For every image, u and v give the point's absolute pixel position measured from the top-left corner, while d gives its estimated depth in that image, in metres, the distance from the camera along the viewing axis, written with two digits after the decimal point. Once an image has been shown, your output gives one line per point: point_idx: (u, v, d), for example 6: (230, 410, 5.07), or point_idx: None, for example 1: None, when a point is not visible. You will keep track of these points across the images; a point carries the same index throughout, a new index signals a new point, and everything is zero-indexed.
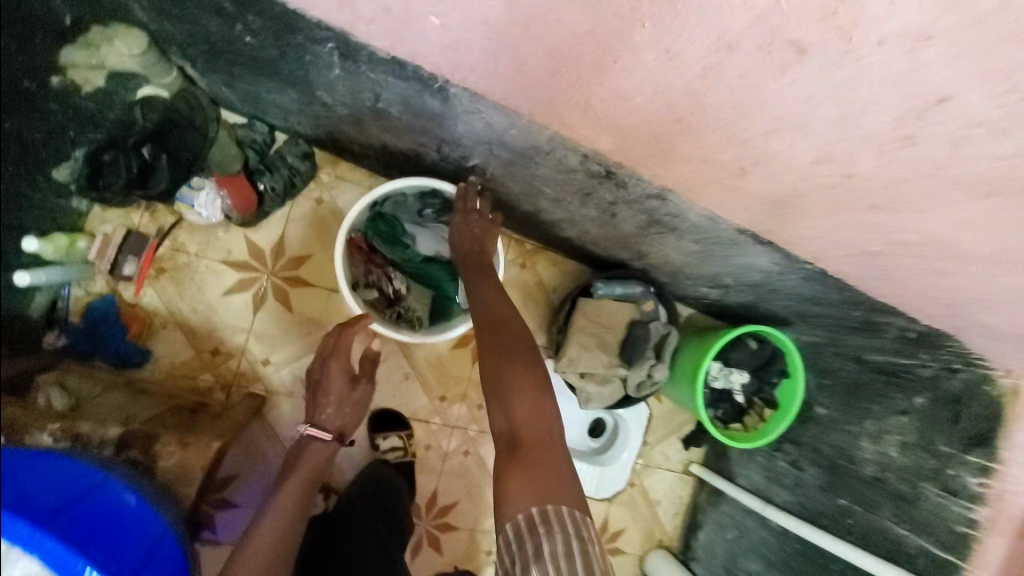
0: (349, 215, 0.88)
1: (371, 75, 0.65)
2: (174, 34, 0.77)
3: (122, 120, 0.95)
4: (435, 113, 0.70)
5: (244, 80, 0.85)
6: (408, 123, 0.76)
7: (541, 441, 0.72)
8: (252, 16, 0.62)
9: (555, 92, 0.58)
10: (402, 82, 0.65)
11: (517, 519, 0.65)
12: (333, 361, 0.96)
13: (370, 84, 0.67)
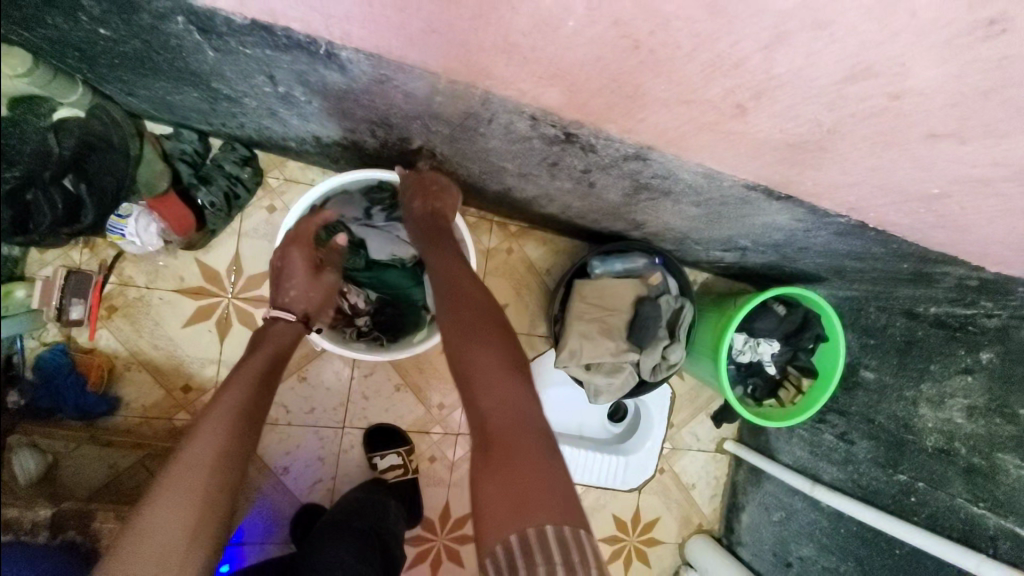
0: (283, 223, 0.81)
1: (250, 51, 0.52)
2: (43, 45, 0.67)
3: (36, 151, 0.71)
4: (343, 89, 0.56)
5: (140, 85, 0.73)
6: (325, 105, 0.62)
7: (517, 441, 0.60)
8: (85, 1, 0.48)
9: (468, 36, 0.43)
10: (286, 55, 0.51)
11: (497, 551, 0.53)
12: (293, 248, 0.80)
13: (256, 63, 0.54)
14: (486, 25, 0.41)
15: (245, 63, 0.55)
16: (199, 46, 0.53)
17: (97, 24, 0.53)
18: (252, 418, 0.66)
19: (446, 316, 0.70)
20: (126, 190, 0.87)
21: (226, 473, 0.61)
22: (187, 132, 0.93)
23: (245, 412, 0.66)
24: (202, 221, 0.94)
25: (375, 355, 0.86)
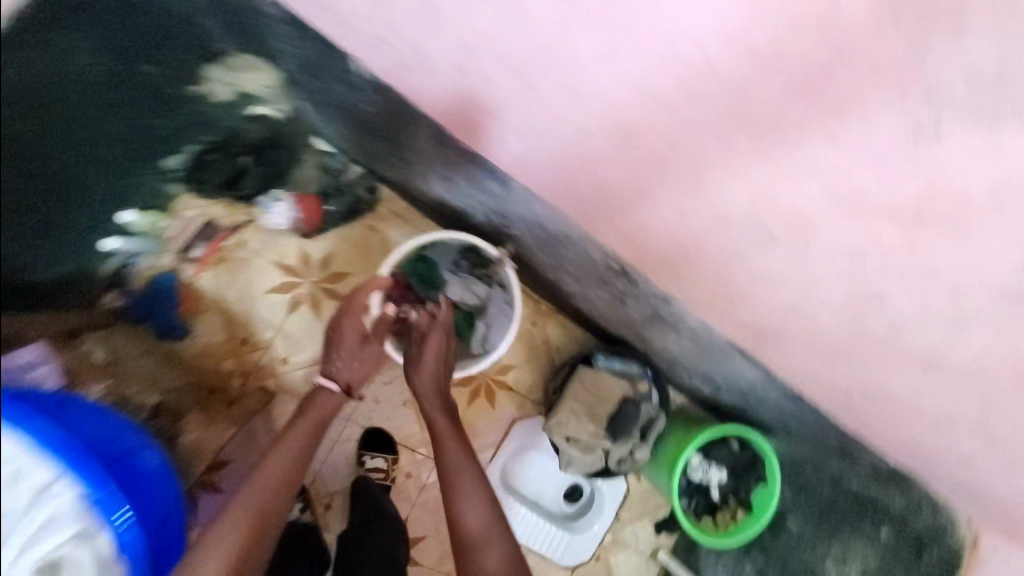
0: (387, 267, 1.04)
1: (453, 157, 0.81)
2: (306, 88, 0.94)
3: (233, 129, 0.98)
4: (494, 194, 0.84)
5: (347, 130, 1.01)
6: (473, 188, 0.86)
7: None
8: (375, 95, 0.78)
9: (591, 206, 0.72)
10: (474, 168, 0.80)
11: None
12: (344, 318, 1.04)
13: (451, 162, 0.83)
14: (606, 206, 0.70)
15: (444, 150, 0.80)
16: (428, 130, 0.77)
17: (372, 91, 0.78)
18: (301, 459, 1.00)
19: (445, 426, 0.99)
20: (281, 180, 1.13)
21: (270, 506, 0.93)
22: (340, 152, 1.15)
23: (290, 466, 0.97)
24: (322, 223, 1.23)
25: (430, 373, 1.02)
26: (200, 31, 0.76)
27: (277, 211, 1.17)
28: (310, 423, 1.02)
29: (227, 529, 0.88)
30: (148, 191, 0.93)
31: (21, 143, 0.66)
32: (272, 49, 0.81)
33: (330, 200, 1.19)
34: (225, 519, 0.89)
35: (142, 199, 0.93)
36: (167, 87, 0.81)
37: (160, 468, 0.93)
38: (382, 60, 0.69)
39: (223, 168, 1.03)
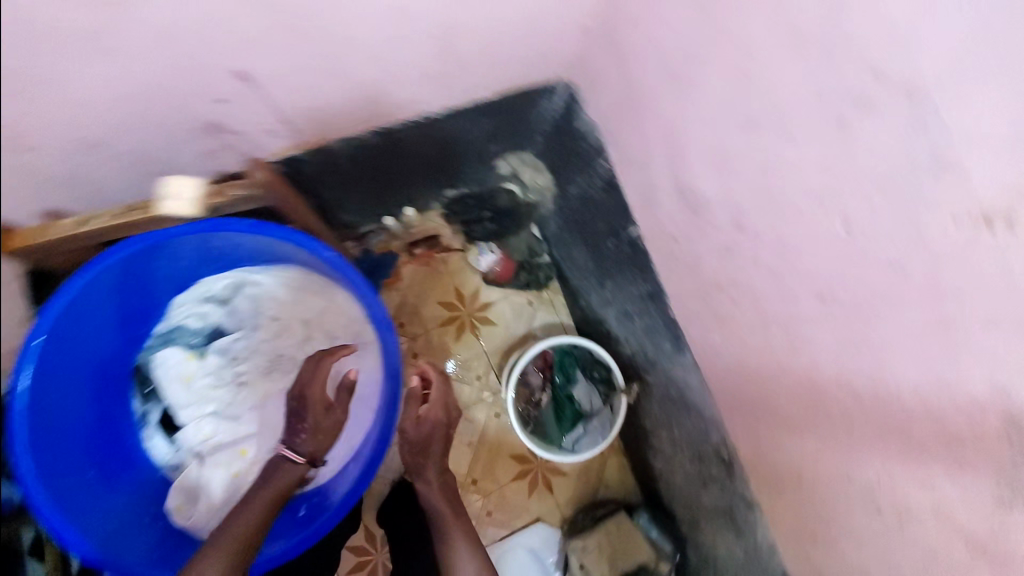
0: (514, 367, 1.16)
1: (650, 310, 0.99)
2: (565, 200, 1.20)
3: (495, 194, 1.33)
4: (660, 348, 1.01)
5: (572, 238, 1.24)
6: (648, 337, 1.05)
7: None
8: (628, 243, 0.99)
9: (737, 398, 0.84)
10: (661, 323, 0.97)
11: None
12: (309, 392, 0.82)
13: (644, 310, 1.02)
14: (752, 410, 0.81)
15: (646, 304, 1.00)
16: (640, 287, 1.01)
17: (626, 242, 1.00)
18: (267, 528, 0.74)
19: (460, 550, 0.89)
20: (496, 240, 1.41)
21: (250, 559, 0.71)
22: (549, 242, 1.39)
23: (265, 518, 0.74)
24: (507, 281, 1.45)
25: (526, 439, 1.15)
26: (531, 137, 1.13)
27: (487, 258, 1.42)
28: (266, 503, 0.76)
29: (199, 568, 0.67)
30: (422, 198, 1.31)
31: (409, 149, 1.01)
32: (560, 160, 1.14)
33: (521, 272, 1.43)
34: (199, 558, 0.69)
35: (417, 202, 1.32)
36: (487, 154, 1.19)
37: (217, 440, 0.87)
38: (644, 220, 0.90)
39: (469, 212, 1.36)
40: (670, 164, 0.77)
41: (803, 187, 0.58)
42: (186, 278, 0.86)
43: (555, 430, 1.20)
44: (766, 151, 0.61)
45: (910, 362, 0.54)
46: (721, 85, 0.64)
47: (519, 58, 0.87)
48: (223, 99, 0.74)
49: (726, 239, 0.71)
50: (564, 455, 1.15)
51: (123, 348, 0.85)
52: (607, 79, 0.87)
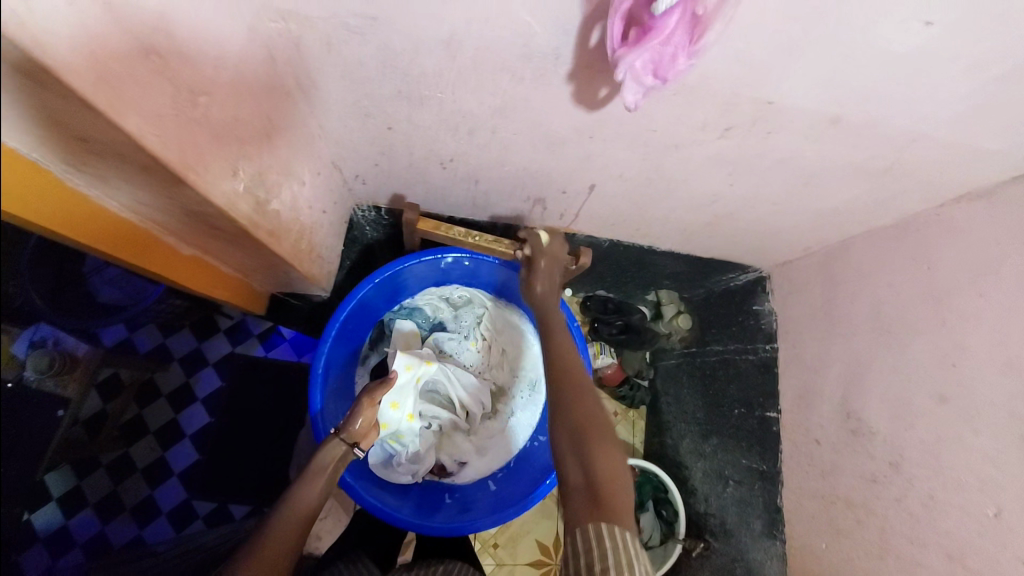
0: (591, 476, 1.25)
1: (755, 490, 1.13)
2: (710, 350, 1.32)
3: (635, 310, 1.43)
4: (745, 528, 1.12)
5: (695, 383, 1.34)
6: (735, 510, 1.16)
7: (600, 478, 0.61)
8: (763, 423, 1.14)
9: None
10: (762, 505, 1.11)
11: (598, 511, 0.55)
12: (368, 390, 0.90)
13: (750, 485, 1.14)
14: None
15: (752, 479, 1.14)
16: (755, 463, 1.14)
17: (757, 418, 1.16)
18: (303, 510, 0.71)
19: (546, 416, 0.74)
20: (619, 346, 1.44)
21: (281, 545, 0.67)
22: (656, 371, 1.47)
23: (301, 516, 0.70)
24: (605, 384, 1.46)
25: None
26: (705, 288, 1.33)
27: (603, 358, 1.42)
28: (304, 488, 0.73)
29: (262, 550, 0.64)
30: (582, 287, 1.46)
31: (632, 262, 1.27)
32: (713, 318, 1.33)
33: (624, 384, 1.45)
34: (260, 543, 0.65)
35: (577, 287, 1.46)
36: (659, 280, 1.35)
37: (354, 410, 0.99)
38: (792, 418, 1.07)
39: (608, 314, 1.43)
40: (846, 390, 0.94)
41: (969, 470, 0.71)
42: (432, 282, 1.03)
43: None
44: (946, 428, 0.75)
45: None
46: (924, 360, 0.80)
47: (745, 248, 1.09)
48: (540, 199, 0.92)
49: (877, 471, 0.86)
50: None
51: (383, 306, 1.01)
52: (809, 295, 1.06)
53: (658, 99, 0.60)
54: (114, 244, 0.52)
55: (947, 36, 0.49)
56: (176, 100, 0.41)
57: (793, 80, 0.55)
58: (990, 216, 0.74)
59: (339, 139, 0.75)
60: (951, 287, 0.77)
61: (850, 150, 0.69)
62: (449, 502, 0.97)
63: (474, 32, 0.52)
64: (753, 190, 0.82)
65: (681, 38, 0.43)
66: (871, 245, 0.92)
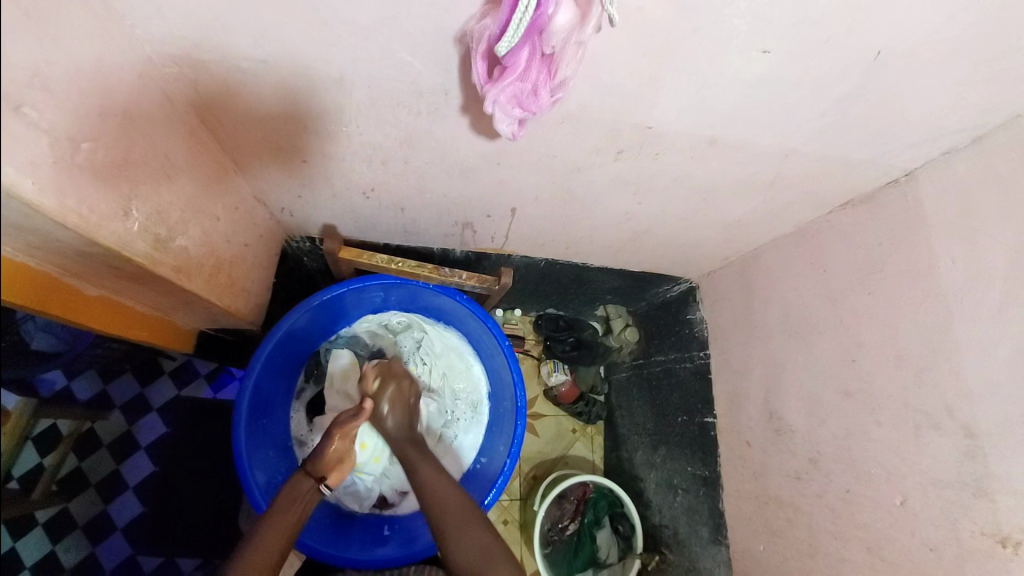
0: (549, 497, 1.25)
1: (700, 496, 1.15)
2: (653, 362, 1.37)
3: (586, 328, 1.49)
4: (696, 535, 1.15)
5: (642, 394, 1.39)
6: (685, 518, 1.18)
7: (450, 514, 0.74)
8: (702, 428, 1.18)
9: None
10: (707, 511, 1.13)
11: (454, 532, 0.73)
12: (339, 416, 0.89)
13: (695, 491, 1.17)
14: None
15: (696, 486, 1.16)
16: (698, 469, 1.17)
17: (697, 424, 1.19)
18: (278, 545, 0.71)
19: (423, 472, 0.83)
20: (572, 363, 1.47)
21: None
22: (610, 385, 1.53)
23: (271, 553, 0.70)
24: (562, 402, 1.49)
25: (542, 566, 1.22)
26: (646, 302, 1.40)
27: (557, 376, 1.46)
28: (277, 524, 0.74)
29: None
30: (530, 305, 1.48)
31: (574, 281, 1.32)
32: (657, 330, 1.38)
33: (579, 401, 1.48)
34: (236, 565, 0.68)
35: (524, 306, 1.49)
36: (604, 297, 1.41)
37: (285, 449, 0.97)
38: (726, 422, 1.11)
39: (559, 332, 1.48)
40: (768, 391, 0.99)
41: (876, 460, 0.76)
42: (369, 310, 1.04)
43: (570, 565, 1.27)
44: (853, 421, 0.80)
45: None
46: (829, 357, 0.85)
47: (671, 261, 1.15)
48: (468, 224, 0.95)
49: (800, 467, 0.90)
50: None
51: (315, 338, 1.01)
52: (732, 302, 1.12)
53: (548, 127, 0.64)
54: (22, 293, 0.50)
55: (787, 64, 0.56)
56: (55, 149, 0.42)
57: (664, 106, 0.61)
58: (867, 221, 0.81)
59: (255, 173, 0.77)
60: (842, 287, 0.84)
61: (735, 168, 0.76)
62: (389, 534, 0.96)
63: (364, 72, 0.56)
64: (660, 207, 0.88)
65: (540, 74, 0.48)
66: (777, 252, 0.99)
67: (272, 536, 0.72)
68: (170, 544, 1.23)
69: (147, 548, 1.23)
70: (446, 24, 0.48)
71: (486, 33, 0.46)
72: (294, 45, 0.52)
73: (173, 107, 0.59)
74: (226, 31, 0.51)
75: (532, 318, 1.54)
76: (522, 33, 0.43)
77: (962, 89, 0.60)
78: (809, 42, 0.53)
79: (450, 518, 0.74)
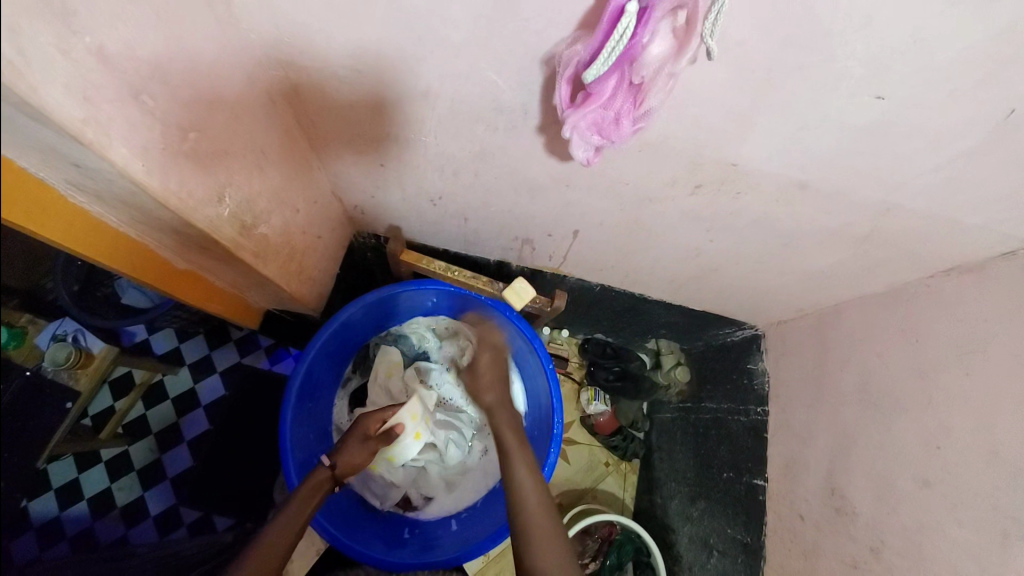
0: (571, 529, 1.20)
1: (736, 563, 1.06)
2: (704, 408, 1.29)
3: (632, 360, 1.44)
4: None
5: (686, 440, 1.31)
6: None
7: (533, 511, 0.73)
8: (745, 489, 1.09)
9: None
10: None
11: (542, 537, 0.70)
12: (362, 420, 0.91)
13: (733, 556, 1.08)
14: None
15: (735, 551, 1.08)
16: (739, 533, 1.08)
17: (744, 484, 1.10)
18: (301, 521, 0.74)
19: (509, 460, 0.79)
20: (614, 393, 1.44)
21: (279, 550, 0.70)
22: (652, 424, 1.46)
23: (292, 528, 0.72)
24: (599, 433, 1.45)
25: None
26: (698, 343, 1.33)
27: (597, 405, 1.41)
28: (304, 500, 0.77)
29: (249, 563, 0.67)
30: (577, 328, 1.46)
31: (626, 311, 1.28)
32: (710, 374, 1.30)
33: (617, 434, 1.44)
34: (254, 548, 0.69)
35: (572, 328, 1.47)
36: (657, 330, 1.35)
37: (325, 436, 1.01)
38: (779, 488, 1.01)
39: (607, 360, 1.45)
40: (832, 463, 0.89)
41: (951, 566, 0.65)
42: (420, 312, 1.06)
43: None
44: (929, 516, 0.70)
45: None
46: (910, 439, 0.75)
47: (737, 303, 1.08)
48: (527, 241, 0.95)
49: (859, 556, 0.80)
50: None
51: (368, 331, 1.04)
52: (802, 358, 1.02)
53: (623, 154, 0.63)
54: (114, 257, 0.57)
55: (901, 111, 0.50)
56: (166, 136, 0.46)
57: (752, 144, 0.57)
58: (976, 291, 0.71)
59: (337, 172, 0.81)
60: (936, 363, 0.74)
61: (826, 216, 0.69)
62: (408, 537, 0.96)
63: (447, 87, 0.57)
64: (735, 247, 0.83)
65: (625, 103, 0.46)
66: (863, 312, 0.89)
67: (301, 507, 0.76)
68: (198, 499, 1.32)
69: (191, 502, 1.32)
70: (534, 46, 0.48)
71: (575, 59, 0.45)
72: (387, 57, 0.55)
73: (275, 105, 0.64)
74: (326, 39, 0.54)
75: (580, 341, 1.51)
76: (614, 60, 0.42)
77: None
78: (932, 91, 0.47)
79: (530, 519, 0.72)
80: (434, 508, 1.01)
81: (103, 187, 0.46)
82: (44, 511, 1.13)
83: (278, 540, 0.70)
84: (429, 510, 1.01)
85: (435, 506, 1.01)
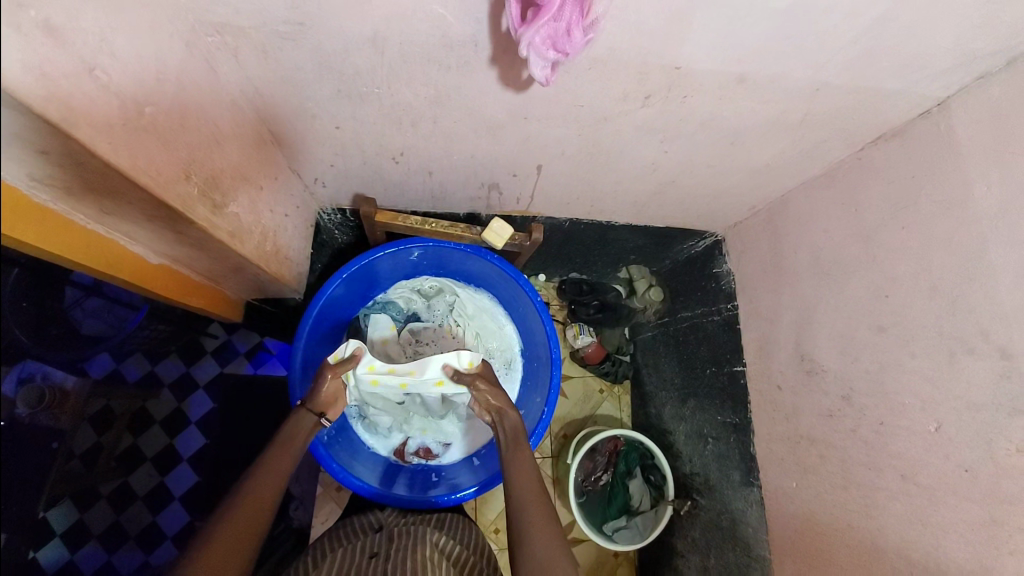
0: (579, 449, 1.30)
1: (729, 444, 1.19)
2: (680, 318, 1.41)
3: (609, 290, 1.53)
4: (728, 480, 1.19)
5: (667, 352, 1.45)
6: (716, 464, 1.23)
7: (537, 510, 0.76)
8: (725, 378, 1.22)
9: (793, 539, 0.99)
10: (736, 459, 1.17)
11: (541, 540, 0.72)
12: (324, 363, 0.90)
13: (725, 439, 1.21)
14: (803, 549, 0.96)
15: (727, 434, 1.20)
16: (727, 417, 1.20)
17: (726, 374, 1.22)
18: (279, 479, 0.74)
19: (519, 460, 0.84)
20: (598, 325, 1.53)
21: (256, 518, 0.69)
22: (635, 345, 1.59)
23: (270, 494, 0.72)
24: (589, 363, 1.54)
25: (575, 512, 1.29)
26: (663, 263, 1.45)
27: (582, 338, 1.49)
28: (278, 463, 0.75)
29: (238, 517, 0.68)
30: (553, 271, 1.54)
31: (597, 245, 1.36)
32: (681, 287, 1.41)
33: (606, 361, 1.54)
34: (239, 503, 0.69)
35: (548, 272, 1.55)
36: (628, 257, 1.44)
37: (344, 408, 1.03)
38: (755, 372, 1.12)
39: (585, 296, 1.52)
40: (799, 335, 1.00)
41: (910, 391, 0.77)
42: (402, 275, 1.10)
43: (603, 513, 1.36)
44: (887, 355, 0.81)
45: (958, 540, 0.69)
46: (861, 297, 0.86)
47: (695, 213, 1.15)
48: (493, 185, 0.97)
49: (832, 405, 0.92)
50: (614, 543, 1.27)
51: (352, 302, 1.06)
52: (760, 251, 1.11)
53: (576, 73, 0.65)
54: (82, 254, 0.55)
55: None
56: (123, 111, 0.45)
57: (693, 44, 0.61)
58: (901, 154, 0.80)
59: (291, 145, 0.80)
60: (875, 225, 0.83)
61: (766, 107, 0.76)
62: (436, 480, 1.02)
63: (395, 29, 0.57)
64: (689, 155, 0.88)
65: (573, 13, 0.49)
66: (807, 196, 0.98)
67: (268, 475, 0.73)
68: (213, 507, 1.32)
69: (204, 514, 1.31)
70: None
71: None
72: (331, 4, 0.54)
73: (217, 76, 0.62)
74: None
75: (557, 283, 1.59)
76: None
77: (1001, 5, 0.58)
78: None
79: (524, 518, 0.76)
80: (451, 452, 1.07)
81: (69, 175, 0.45)
82: (56, 558, 0.90)
83: (262, 489, 0.72)
84: (445, 454, 1.07)
85: (452, 451, 1.07)
